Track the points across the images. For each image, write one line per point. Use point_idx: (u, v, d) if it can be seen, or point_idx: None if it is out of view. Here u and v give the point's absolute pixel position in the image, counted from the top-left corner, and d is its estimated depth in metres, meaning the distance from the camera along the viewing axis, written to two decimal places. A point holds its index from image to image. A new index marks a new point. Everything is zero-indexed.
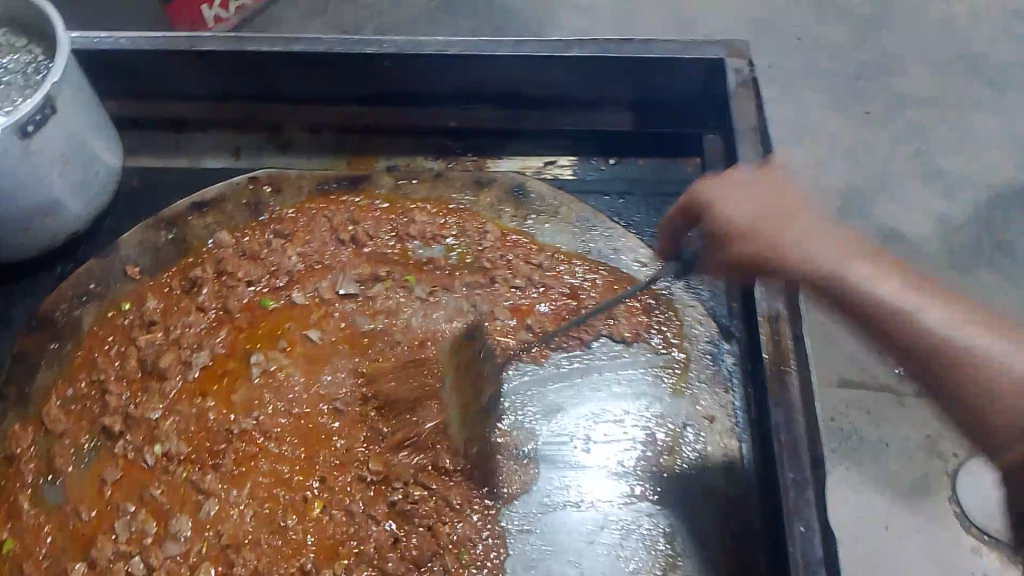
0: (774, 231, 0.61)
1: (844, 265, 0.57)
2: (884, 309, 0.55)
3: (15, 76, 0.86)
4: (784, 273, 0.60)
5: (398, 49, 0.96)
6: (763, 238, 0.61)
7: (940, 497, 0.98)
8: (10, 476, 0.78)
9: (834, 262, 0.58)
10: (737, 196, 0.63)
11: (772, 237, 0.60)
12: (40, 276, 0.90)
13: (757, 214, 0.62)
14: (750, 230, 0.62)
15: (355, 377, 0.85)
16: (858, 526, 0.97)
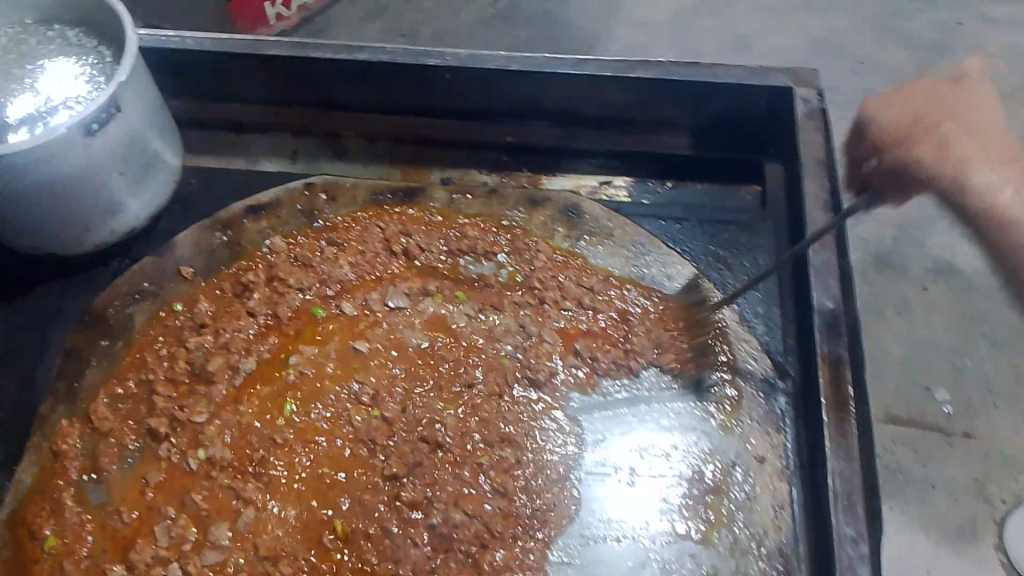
0: (952, 152, 0.62)
1: (1004, 192, 0.61)
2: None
3: (82, 72, 0.87)
4: (942, 198, 0.62)
5: (461, 61, 0.95)
6: (936, 143, 0.62)
7: (985, 543, 0.96)
8: (56, 473, 0.79)
9: (1004, 175, 0.61)
10: (926, 115, 0.64)
11: (937, 153, 0.62)
12: (95, 273, 0.91)
13: (953, 150, 0.62)
14: (941, 153, 0.62)
15: (400, 392, 0.85)
16: (900, 567, 0.95)
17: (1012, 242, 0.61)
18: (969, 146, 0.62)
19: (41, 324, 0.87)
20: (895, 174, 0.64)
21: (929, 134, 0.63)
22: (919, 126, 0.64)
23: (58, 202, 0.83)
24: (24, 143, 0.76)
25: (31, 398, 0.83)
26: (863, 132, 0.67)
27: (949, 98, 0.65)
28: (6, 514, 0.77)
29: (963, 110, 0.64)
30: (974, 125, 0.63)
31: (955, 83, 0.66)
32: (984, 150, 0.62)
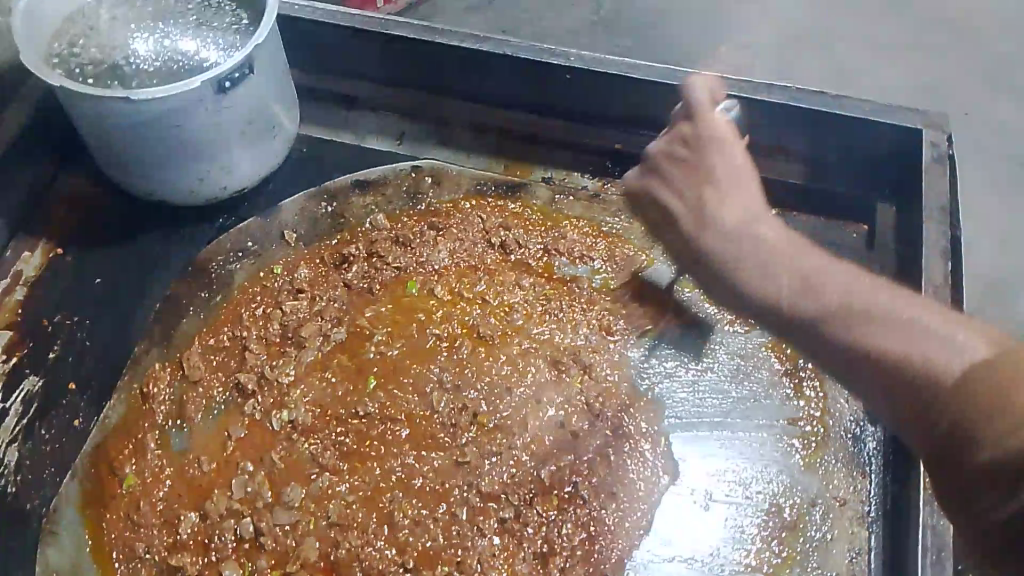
0: (711, 229, 0.65)
1: (770, 268, 0.60)
2: (818, 331, 0.56)
3: (220, 32, 0.90)
4: (717, 285, 0.63)
5: (582, 61, 0.95)
6: (703, 224, 0.66)
7: None
8: (144, 414, 0.80)
9: (764, 242, 0.62)
10: (694, 194, 0.68)
11: (702, 235, 0.65)
12: (200, 226, 0.93)
13: (714, 226, 0.65)
14: (709, 236, 0.65)
15: (482, 382, 0.84)
16: None
17: (765, 313, 0.59)
18: (725, 218, 0.65)
19: (143, 268, 0.90)
20: (689, 263, 0.66)
21: (697, 205, 0.67)
22: (692, 201, 0.68)
23: (179, 153, 0.86)
24: (160, 89, 0.79)
25: (128, 339, 0.85)
26: (657, 206, 0.71)
27: (700, 151, 0.71)
28: (90, 447, 0.78)
29: (713, 176, 0.68)
30: (738, 190, 0.67)
31: (714, 154, 0.70)
32: (745, 215, 0.65)
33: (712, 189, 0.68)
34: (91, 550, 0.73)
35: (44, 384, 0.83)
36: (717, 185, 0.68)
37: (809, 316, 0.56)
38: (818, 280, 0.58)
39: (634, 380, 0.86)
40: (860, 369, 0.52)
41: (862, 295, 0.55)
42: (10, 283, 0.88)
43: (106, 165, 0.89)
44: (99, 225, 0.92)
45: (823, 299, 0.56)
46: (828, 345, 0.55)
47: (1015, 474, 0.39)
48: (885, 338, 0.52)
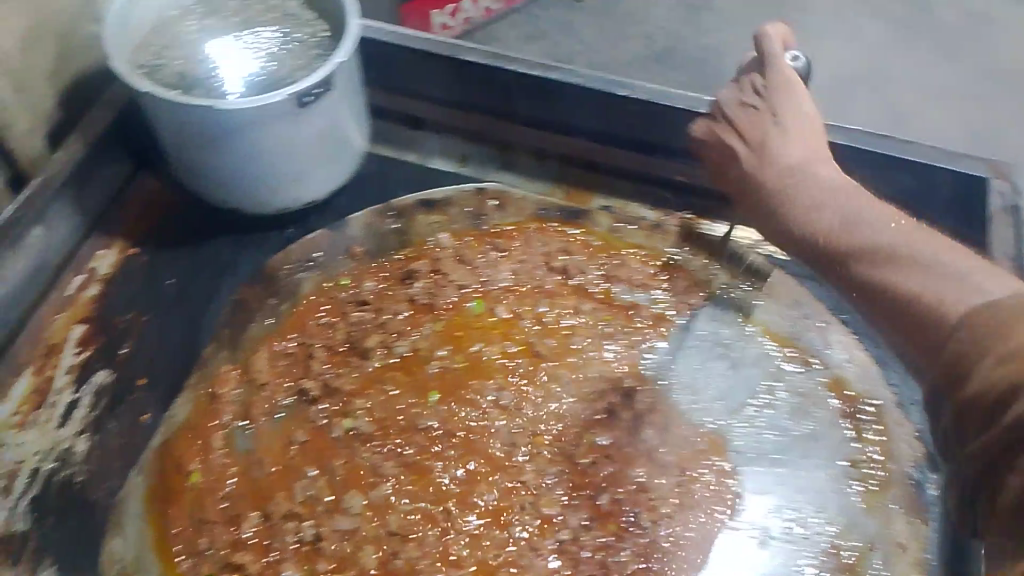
0: (766, 166, 0.76)
1: (823, 203, 0.69)
2: (851, 259, 0.64)
3: (300, 48, 0.92)
4: (761, 215, 0.75)
5: (650, 94, 0.97)
6: (765, 159, 0.76)
7: None
8: (210, 414, 0.82)
9: (820, 188, 0.71)
10: (756, 132, 0.78)
11: (765, 166, 0.76)
12: (270, 235, 0.95)
13: (775, 159, 0.76)
14: (765, 174, 0.75)
15: (541, 403, 0.84)
16: None
17: (812, 240, 0.68)
18: (783, 158, 0.75)
19: (214, 272, 0.92)
20: (744, 189, 0.78)
21: (761, 149, 0.77)
22: (755, 141, 0.78)
23: (256, 162, 0.88)
24: (244, 101, 0.81)
25: (196, 339, 0.87)
26: (718, 140, 0.82)
27: (768, 95, 0.79)
28: (158, 442, 0.80)
29: (779, 120, 0.78)
30: (796, 147, 0.76)
31: (788, 99, 0.79)
32: (806, 162, 0.74)
33: (769, 124, 0.78)
34: (154, 543, 0.75)
35: (114, 378, 0.84)
36: (784, 105, 0.78)
37: (840, 249, 0.65)
38: (862, 210, 0.67)
39: (698, 412, 0.85)
40: (879, 297, 0.60)
41: (895, 233, 0.62)
42: (85, 279, 0.90)
43: (183, 171, 0.92)
44: (173, 228, 0.95)
45: (862, 236, 0.64)
46: (858, 275, 0.62)
47: (996, 395, 0.47)
48: (907, 273, 0.59)
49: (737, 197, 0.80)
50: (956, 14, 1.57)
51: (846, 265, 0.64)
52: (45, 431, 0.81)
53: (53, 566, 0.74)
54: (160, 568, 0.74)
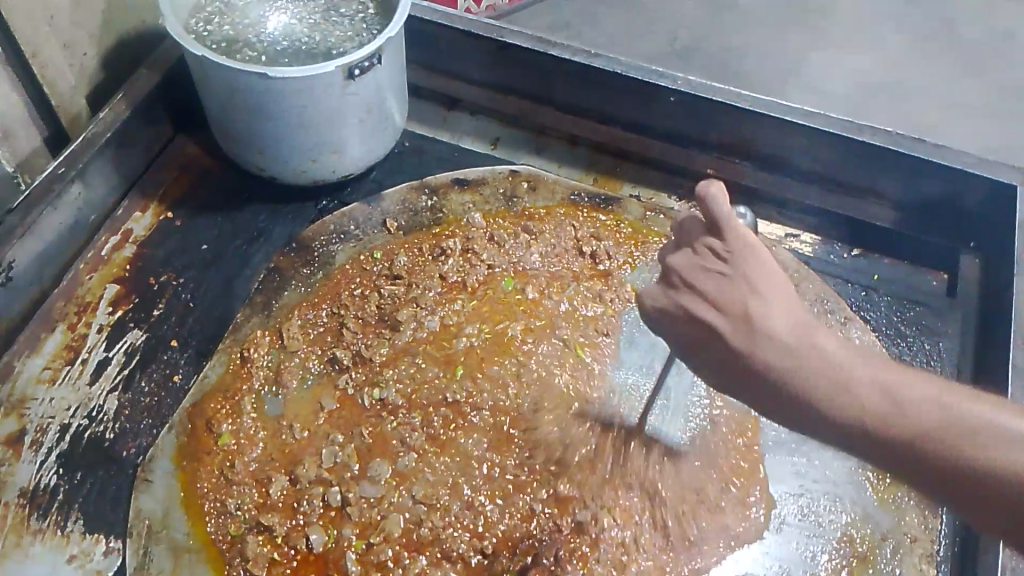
0: (752, 340, 0.54)
1: (830, 386, 0.51)
2: (897, 451, 0.50)
3: (347, 21, 0.94)
4: (758, 391, 0.55)
5: (690, 86, 0.98)
6: (759, 337, 0.54)
7: None
8: (242, 376, 0.83)
9: (819, 358, 0.52)
10: (723, 306, 0.56)
11: (746, 346, 0.55)
12: (305, 206, 0.97)
13: (757, 341, 0.54)
14: (746, 370, 0.55)
15: (566, 382, 0.85)
16: None
17: (848, 435, 0.51)
18: (764, 328, 0.54)
19: (249, 239, 0.93)
20: (725, 382, 0.57)
21: (732, 323, 0.55)
22: (734, 312, 0.55)
23: (300, 131, 0.89)
24: (297, 70, 0.82)
25: (229, 304, 0.88)
26: (680, 313, 0.59)
27: (733, 265, 0.57)
28: (188, 403, 0.81)
29: (752, 279, 0.56)
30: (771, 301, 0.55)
31: (752, 261, 0.56)
32: (786, 323, 0.54)
33: (739, 285, 0.56)
34: (182, 501, 0.75)
35: (146, 338, 0.86)
36: (751, 271, 0.56)
37: (895, 440, 0.50)
38: (893, 386, 0.51)
39: (731, 393, 0.86)
40: (964, 490, 0.47)
41: (951, 406, 0.49)
42: (120, 240, 0.92)
43: (226, 135, 0.93)
44: (208, 194, 0.97)
45: (892, 422, 0.50)
46: (919, 466, 0.49)
47: None
48: (997, 464, 0.46)
49: (726, 378, 0.57)
50: (982, 29, 1.59)
51: (920, 458, 0.49)
52: (77, 386, 0.82)
53: (80, 520, 0.75)
54: (188, 525, 0.74)
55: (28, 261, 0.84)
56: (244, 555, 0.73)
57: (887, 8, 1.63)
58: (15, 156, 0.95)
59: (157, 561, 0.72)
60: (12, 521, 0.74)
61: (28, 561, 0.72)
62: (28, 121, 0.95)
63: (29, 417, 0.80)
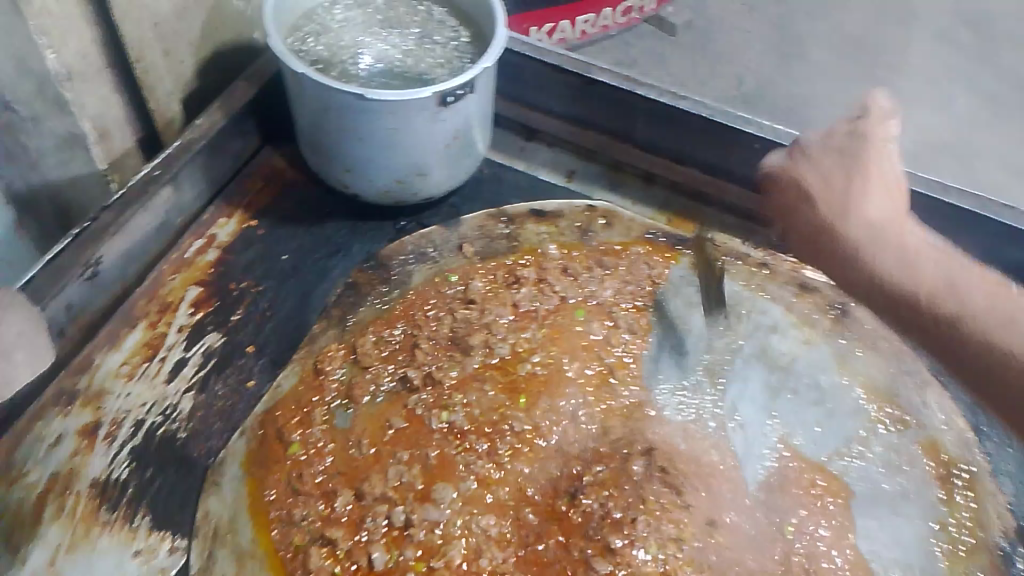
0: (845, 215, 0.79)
1: (885, 261, 0.76)
2: (947, 295, 0.73)
3: (438, 48, 0.96)
4: (847, 264, 0.78)
5: (777, 133, 0.96)
6: (846, 211, 0.79)
7: None
8: (314, 388, 0.84)
9: (898, 224, 0.78)
10: (838, 179, 0.81)
11: (843, 203, 0.79)
12: (383, 226, 0.99)
13: (848, 186, 0.80)
14: (858, 192, 0.79)
15: (634, 422, 0.85)
16: None
17: (892, 291, 0.75)
18: (850, 216, 0.78)
19: (328, 253, 0.95)
20: (829, 261, 0.79)
21: (843, 184, 0.80)
22: (839, 182, 0.80)
23: (389, 153, 0.91)
24: (392, 94, 0.84)
25: (306, 317, 0.90)
26: (794, 189, 0.82)
27: (860, 142, 0.82)
28: (261, 409, 0.82)
29: (854, 173, 0.81)
30: (869, 193, 0.80)
31: (863, 149, 0.82)
32: (880, 208, 0.79)
33: (839, 168, 0.81)
34: (249, 507, 0.76)
35: (223, 342, 0.87)
36: (841, 164, 0.81)
37: (920, 287, 0.73)
38: (923, 252, 0.76)
39: (805, 446, 0.85)
40: (961, 341, 0.71)
41: (958, 275, 0.74)
42: (204, 243, 0.94)
43: (314, 150, 0.95)
44: (290, 206, 0.99)
45: (925, 277, 0.74)
46: (919, 321, 0.74)
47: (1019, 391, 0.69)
48: (962, 299, 0.72)
49: (823, 257, 0.80)
50: None
51: (926, 311, 0.73)
52: (154, 383, 0.83)
53: (147, 517, 0.75)
54: (253, 532, 0.75)
55: (115, 257, 0.86)
56: (307, 568, 0.73)
57: (961, 71, 1.61)
58: (109, 155, 0.99)
59: (220, 566, 0.72)
60: (82, 513, 0.75)
61: (94, 555, 0.73)
62: (124, 122, 1.00)
63: (104, 411, 0.81)
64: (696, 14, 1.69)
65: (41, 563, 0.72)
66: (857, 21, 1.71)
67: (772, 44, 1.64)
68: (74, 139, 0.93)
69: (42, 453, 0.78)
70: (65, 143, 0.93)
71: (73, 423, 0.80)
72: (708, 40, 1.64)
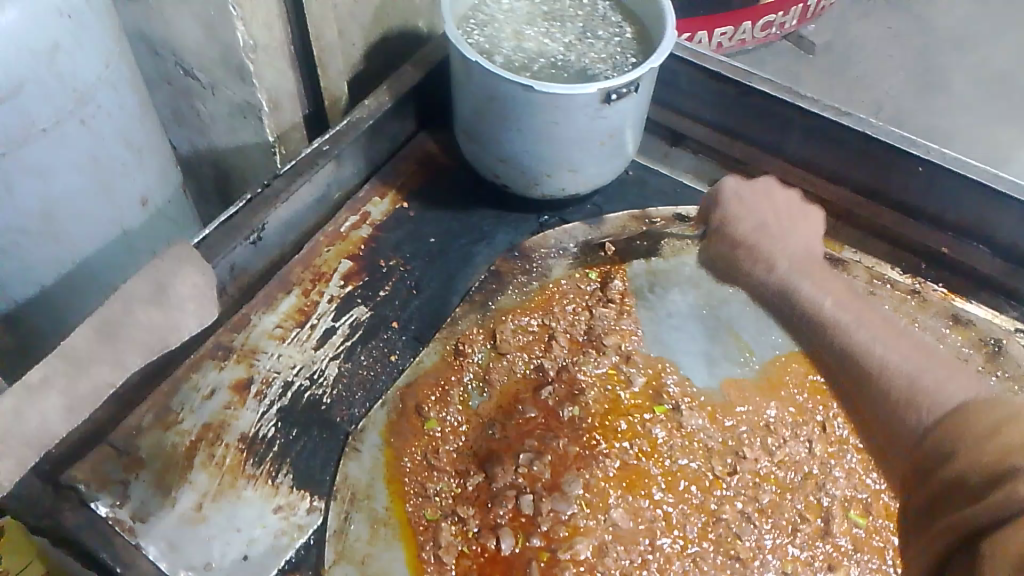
0: (816, 297, 0.78)
1: (901, 368, 0.68)
2: (909, 394, 0.66)
3: (600, 42, 0.97)
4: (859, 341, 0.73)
5: (942, 159, 0.92)
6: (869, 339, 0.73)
7: None
8: (452, 368, 0.86)
9: (856, 313, 0.75)
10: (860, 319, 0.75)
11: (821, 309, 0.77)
12: (527, 218, 1.01)
13: (860, 326, 0.74)
14: (892, 340, 0.72)
15: (769, 436, 0.83)
16: None
17: (918, 374, 0.67)
18: (879, 351, 0.71)
19: (473, 240, 0.98)
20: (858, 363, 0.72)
21: (855, 320, 0.75)
22: (875, 328, 0.73)
23: (544, 145, 0.92)
24: (561, 87, 0.84)
25: (448, 299, 0.92)
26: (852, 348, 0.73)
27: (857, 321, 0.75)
28: (402, 382, 0.85)
29: (866, 346, 0.72)
30: (794, 244, 0.83)
31: (868, 308, 0.76)
32: (870, 331, 0.73)
33: (878, 330, 0.73)
34: (386, 475, 0.79)
35: (370, 315, 0.90)
36: (878, 334, 0.73)
37: (911, 374, 0.67)
38: (935, 361, 0.67)
39: None
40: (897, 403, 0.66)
41: (908, 360, 0.69)
42: (358, 220, 0.98)
43: (469, 137, 0.98)
44: (439, 193, 1.02)
45: (911, 376, 0.67)
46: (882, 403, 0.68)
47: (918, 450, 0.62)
48: (914, 376, 0.67)
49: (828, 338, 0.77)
50: None
51: (904, 409, 0.65)
52: (304, 347, 0.87)
53: (290, 474, 0.79)
54: (388, 500, 0.77)
55: (279, 224, 0.91)
56: (438, 541, 0.75)
57: None
58: (276, 127, 1.03)
59: (356, 528, 0.75)
60: (230, 463, 0.79)
61: (239, 503, 0.76)
62: (294, 97, 1.05)
63: (257, 367, 0.85)
64: (840, 34, 1.65)
65: (189, 506, 0.76)
66: (1011, 54, 1.63)
67: (919, 71, 1.58)
68: (247, 109, 0.99)
69: (197, 402, 0.82)
70: (238, 111, 1.00)
71: (228, 376, 0.84)
72: (849, 60, 1.60)
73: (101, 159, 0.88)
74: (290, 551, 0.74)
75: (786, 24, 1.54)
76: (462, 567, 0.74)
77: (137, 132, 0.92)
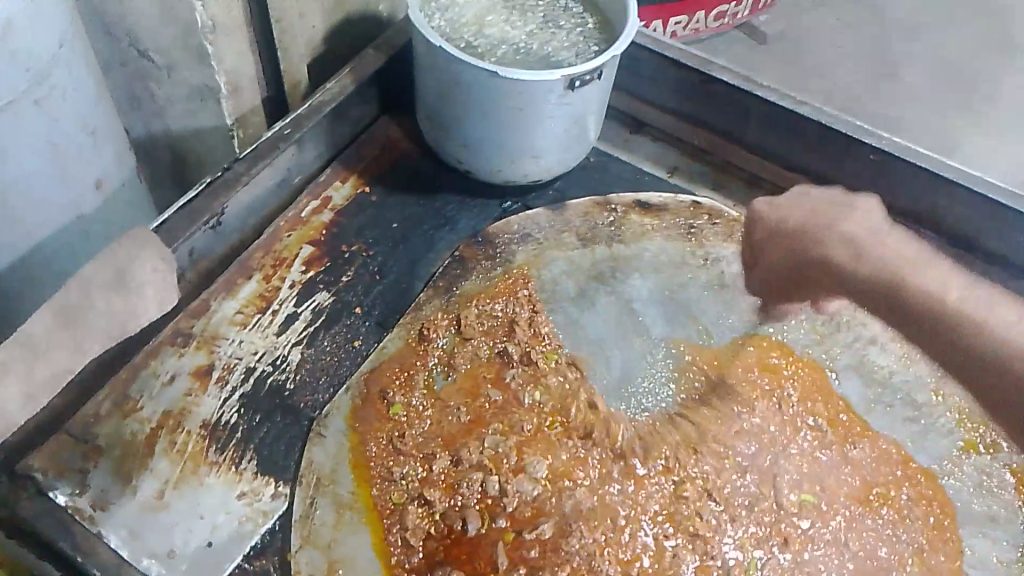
0: (859, 259, 0.78)
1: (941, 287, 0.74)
2: None
3: (563, 30, 0.98)
4: (914, 278, 0.75)
5: (894, 147, 0.95)
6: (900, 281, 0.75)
7: None
8: (417, 353, 0.86)
9: (875, 240, 0.78)
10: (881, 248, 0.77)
11: (821, 234, 0.82)
12: (490, 203, 1.01)
13: (861, 262, 0.78)
14: (886, 243, 0.77)
15: (728, 416, 0.85)
16: None
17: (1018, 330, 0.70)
18: (913, 279, 0.75)
19: (435, 225, 0.98)
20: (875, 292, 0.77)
21: (853, 258, 0.79)
22: (863, 252, 0.78)
23: (508, 131, 0.92)
24: (526, 73, 0.85)
25: (412, 284, 0.92)
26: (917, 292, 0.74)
27: (852, 237, 0.80)
28: (366, 368, 0.85)
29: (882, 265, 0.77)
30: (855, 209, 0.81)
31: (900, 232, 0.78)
32: (920, 274, 0.75)
33: (910, 250, 0.77)
34: (351, 460, 0.79)
35: (333, 300, 0.90)
36: (907, 248, 0.77)
37: (927, 288, 0.74)
38: (948, 274, 0.74)
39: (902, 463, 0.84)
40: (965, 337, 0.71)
41: (959, 289, 0.73)
42: (320, 204, 0.97)
43: (432, 123, 0.98)
44: (402, 177, 1.02)
45: (944, 299, 0.73)
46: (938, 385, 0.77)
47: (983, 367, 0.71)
48: (974, 309, 0.72)
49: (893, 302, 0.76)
50: None
51: (942, 329, 0.73)
52: (266, 333, 0.86)
53: (253, 460, 0.78)
54: (353, 484, 0.77)
55: (239, 208, 0.90)
56: (404, 523, 0.76)
57: None
58: (237, 110, 1.02)
59: (321, 513, 0.75)
60: (192, 450, 0.78)
61: (202, 490, 0.76)
62: (254, 80, 1.03)
63: (218, 354, 0.84)
64: (792, 24, 1.68)
65: (150, 494, 0.75)
66: (957, 46, 1.67)
67: (868, 61, 1.62)
68: (205, 91, 0.98)
69: (157, 389, 0.81)
70: (196, 94, 0.98)
71: (188, 363, 0.83)
72: (801, 49, 1.63)
73: (54, 141, 0.86)
74: (255, 536, 0.74)
75: (739, 13, 1.55)
76: (428, 549, 0.75)
77: (91, 113, 0.90)
